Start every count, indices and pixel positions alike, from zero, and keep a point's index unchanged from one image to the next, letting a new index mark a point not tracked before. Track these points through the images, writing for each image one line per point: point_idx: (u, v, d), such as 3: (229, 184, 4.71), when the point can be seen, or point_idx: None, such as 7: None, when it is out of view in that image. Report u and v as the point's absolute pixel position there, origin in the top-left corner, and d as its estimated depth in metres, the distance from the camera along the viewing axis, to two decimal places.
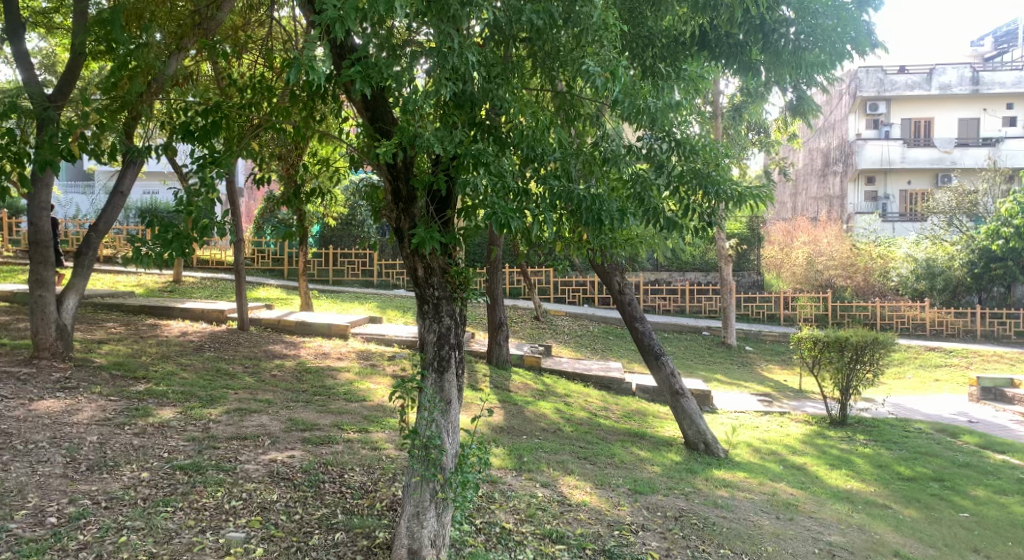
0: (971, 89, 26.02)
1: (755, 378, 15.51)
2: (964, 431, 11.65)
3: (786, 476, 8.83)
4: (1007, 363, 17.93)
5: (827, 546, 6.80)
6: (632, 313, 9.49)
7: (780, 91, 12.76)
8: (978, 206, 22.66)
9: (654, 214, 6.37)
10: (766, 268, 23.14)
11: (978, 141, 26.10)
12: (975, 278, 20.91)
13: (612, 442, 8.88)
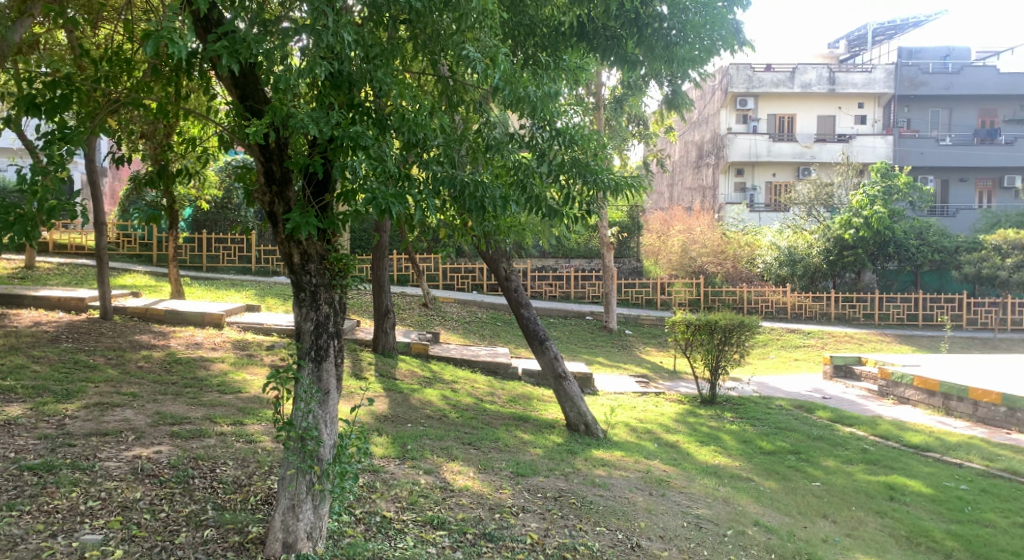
0: (827, 89, 26.92)
1: (635, 360, 15.65)
2: (819, 407, 12.02)
3: (660, 454, 8.83)
4: (857, 343, 18.85)
5: (695, 519, 6.75)
6: (518, 299, 9.26)
7: (656, 84, 12.75)
8: (834, 198, 23.60)
9: (536, 202, 6.33)
10: (645, 255, 23.49)
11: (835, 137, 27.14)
12: (830, 264, 21.56)
13: (496, 427, 8.65)
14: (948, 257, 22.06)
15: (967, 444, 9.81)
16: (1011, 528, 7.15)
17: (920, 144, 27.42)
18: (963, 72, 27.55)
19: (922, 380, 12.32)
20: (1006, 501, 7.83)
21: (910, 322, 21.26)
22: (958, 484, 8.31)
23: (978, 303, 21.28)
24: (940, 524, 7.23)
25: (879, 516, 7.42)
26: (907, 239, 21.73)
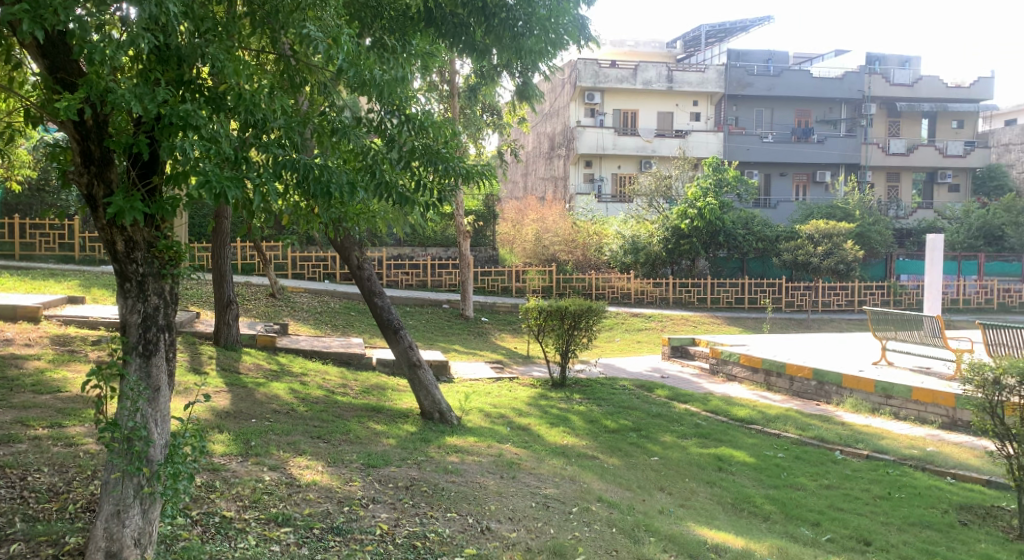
0: (666, 86, 27.95)
1: (489, 346, 15.70)
2: (658, 386, 12.45)
3: (511, 437, 8.89)
4: (694, 326, 19.70)
5: (543, 499, 6.82)
6: (371, 288, 9.07)
7: (508, 75, 12.84)
8: (672, 189, 24.66)
9: (386, 187, 6.18)
10: (500, 244, 23.62)
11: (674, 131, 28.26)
12: (669, 252, 22.37)
13: (347, 419, 8.45)
14: (770, 246, 23.36)
15: (786, 415, 10.41)
16: (819, 490, 7.65)
17: (746, 140, 28.79)
18: (782, 75, 29.18)
19: (746, 358, 13.01)
20: (816, 466, 8.36)
21: (737, 305, 22.37)
22: (777, 452, 8.82)
23: (796, 287, 22.55)
24: (759, 490, 7.65)
25: (708, 485, 7.76)
26: (735, 229, 22.95)
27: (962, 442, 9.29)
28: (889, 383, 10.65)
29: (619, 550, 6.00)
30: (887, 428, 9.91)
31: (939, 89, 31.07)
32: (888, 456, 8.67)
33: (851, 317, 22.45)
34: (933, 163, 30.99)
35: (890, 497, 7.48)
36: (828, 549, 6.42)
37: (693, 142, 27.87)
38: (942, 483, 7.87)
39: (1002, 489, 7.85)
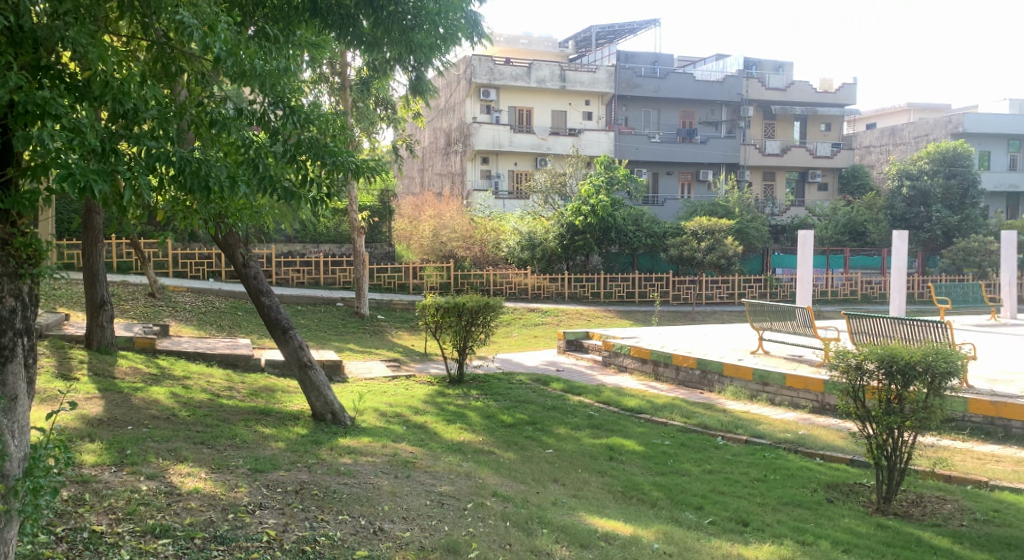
0: (559, 86, 28.22)
1: (386, 345, 15.47)
2: (553, 379, 12.53)
3: (407, 436, 8.75)
4: (589, 320, 19.97)
5: (438, 497, 6.72)
6: (258, 287, 8.76)
7: (401, 69, 12.68)
8: (567, 187, 24.97)
9: (270, 182, 6.07)
10: (395, 240, 23.41)
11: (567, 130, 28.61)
12: (565, 248, 22.62)
13: (233, 423, 8.14)
14: (658, 241, 23.92)
15: (672, 404, 10.63)
16: (702, 475, 7.82)
17: (636, 140, 29.36)
18: (668, 77, 29.99)
19: (636, 349, 13.24)
20: (700, 452, 8.55)
21: (628, 299, 22.75)
22: (664, 440, 8.97)
23: (682, 280, 23.25)
24: (647, 477, 7.77)
25: (599, 475, 7.83)
26: (626, 225, 23.38)
27: (828, 424, 9.78)
28: (765, 371, 11.08)
29: (511, 544, 5.97)
30: (763, 413, 10.28)
31: (809, 92, 32.62)
32: (765, 440, 8.97)
33: (731, 309, 23.22)
34: (804, 163, 32.23)
35: (766, 479, 7.70)
36: (711, 533, 6.56)
37: (585, 141, 28.32)
38: (812, 464, 8.18)
39: (864, 467, 8.23)
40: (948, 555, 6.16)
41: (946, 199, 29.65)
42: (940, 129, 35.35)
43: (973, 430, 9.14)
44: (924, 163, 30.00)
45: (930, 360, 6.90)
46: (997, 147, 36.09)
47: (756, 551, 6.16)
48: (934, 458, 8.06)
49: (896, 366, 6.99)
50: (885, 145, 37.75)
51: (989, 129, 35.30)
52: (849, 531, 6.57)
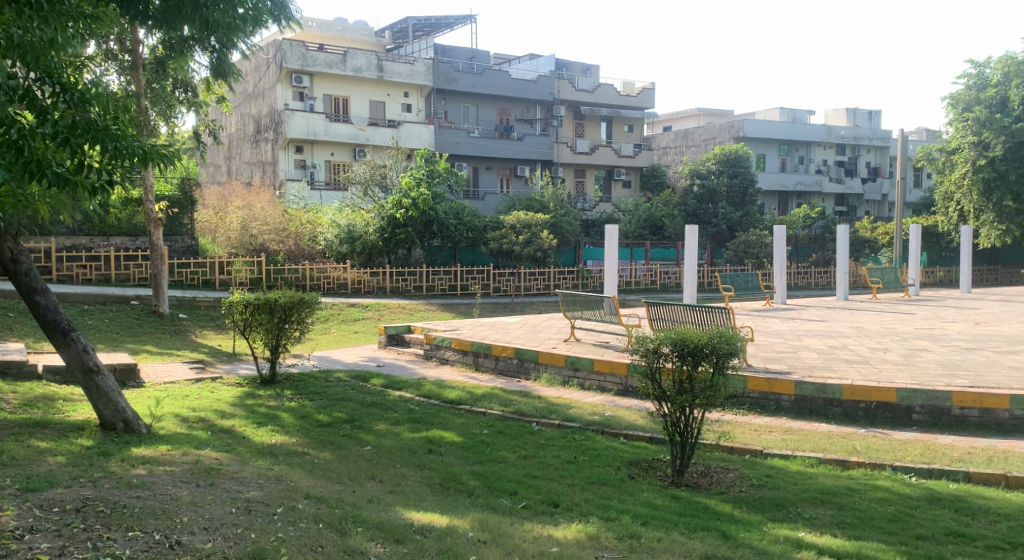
0: (376, 76, 27.73)
1: (188, 346, 14.55)
2: (373, 375, 12.17)
3: (211, 441, 8.19)
4: (409, 313, 19.74)
5: (244, 504, 6.29)
6: (31, 285, 7.94)
7: (200, 49, 11.95)
8: (387, 178, 24.48)
9: (38, 169, 5.73)
10: (200, 233, 22.37)
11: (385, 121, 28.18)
12: (386, 241, 22.18)
13: (2, 439, 7.32)
14: (479, 235, 24.25)
15: (490, 394, 10.58)
16: (517, 461, 7.78)
17: (455, 134, 29.37)
18: (485, 74, 30.20)
19: (457, 341, 13.03)
20: (515, 439, 8.51)
21: (450, 292, 22.56)
22: (481, 429, 8.88)
23: (501, 273, 23.33)
24: (464, 467, 7.63)
25: (417, 468, 7.62)
26: (448, 219, 23.31)
27: (631, 405, 10.14)
28: (576, 357, 11.35)
29: (322, 546, 5.70)
30: (574, 397, 10.48)
31: (614, 96, 34.03)
32: (575, 423, 9.07)
33: (549, 299, 23.47)
34: (609, 161, 33.58)
35: (575, 460, 7.76)
36: (523, 517, 6.52)
37: (406, 134, 27.96)
38: (616, 443, 8.35)
39: (662, 443, 8.50)
40: (730, 521, 6.47)
41: (730, 197, 31.81)
42: (724, 134, 37.75)
43: (751, 404, 9.66)
44: (711, 164, 32.10)
45: (714, 342, 7.23)
46: (770, 150, 38.97)
47: (565, 531, 6.21)
48: (719, 430, 8.44)
49: (686, 348, 7.25)
50: (679, 147, 39.87)
51: (764, 134, 38.00)
52: (647, 505, 6.74)
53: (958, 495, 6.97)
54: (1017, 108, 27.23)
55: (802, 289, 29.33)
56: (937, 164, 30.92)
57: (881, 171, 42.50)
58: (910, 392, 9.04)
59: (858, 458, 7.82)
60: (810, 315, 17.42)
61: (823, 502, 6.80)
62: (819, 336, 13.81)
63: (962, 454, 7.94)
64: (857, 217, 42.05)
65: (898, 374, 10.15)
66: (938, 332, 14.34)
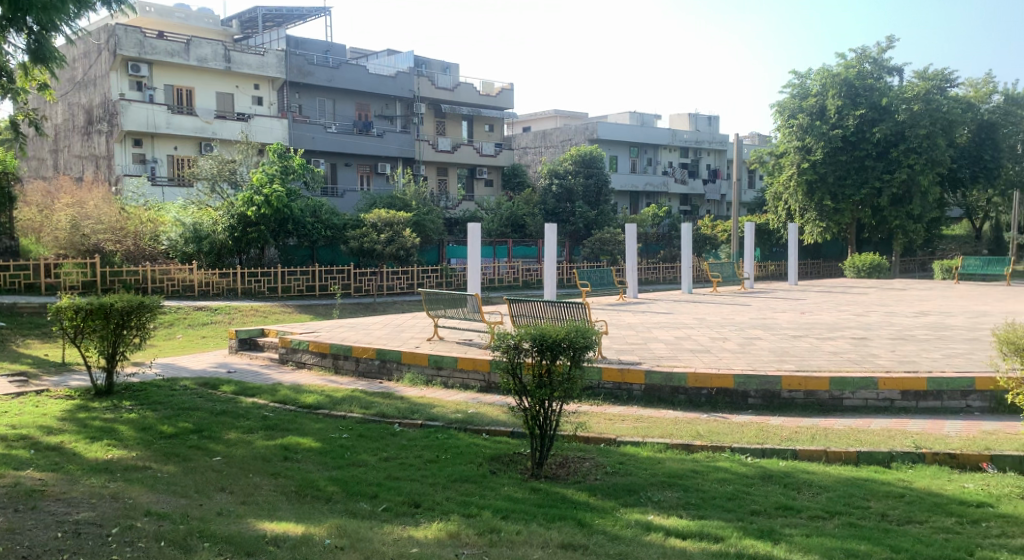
0: (224, 67, 26.44)
1: (10, 357, 13.25)
2: (223, 381, 11.38)
3: (34, 460, 7.36)
4: (262, 316, 18.85)
5: (73, 526, 5.76)
6: None
7: (15, 32, 10.84)
8: (237, 174, 23.42)
9: None
10: (22, 232, 20.60)
11: (235, 114, 26.95)
12: (235, 240, 21.19)
13: None
14: (338, 234, 23.58)
15: (350, 397, 10.06)
16: (378, 463, 7.32)
17: (310, 129, 28.39)
18: (341, 68, 29.38)
19: (316, 344, 12.39)
20: (376, 441, 8.04)
21: (307, 293, 21.67)
22: (340, 433, 8.36)
23: (362, 272, 22.59)
24: (322, 473, 7.10)
25: (271, 477, 7.03)
26: (303, 217, 22.52)
27: (493, 401, 9.91)
28: (438, 355, 11.01)
29: None
30: (437, 396, 10.14)
31: (473, 95, 33.90)
32: (438, 422, 8.70)
33: (412, 298, 22.91)
34: (472, 160, 33.49)
35: (437, 459, 7.39)
36: (382, 520, 6.11)
37: (258, 127, 26.90)
38: (478, 440, 8.05)
39: (524, 437, 8.26)
40: (586, 509, 6.30)
41: (586, 197, 32.28)
42: (580, 135, 38.25)
43: (606, 395, 9.59)
44: (568, 164, 32.47)
45: (572, 336, 7.04)
46: (622, 152, 39.84)
47: (426, 531, 5.88)
48: (575, 421, 8.27)
49: (545, 343, 7.04)
50: (538, 148, 40.04)
51: (616, 135, 38.78)
52: (508, 499, 6.47)
53: (787, 471, 7.10)
54: (834, 117, 28.46)
55: (651, 284, 30.22)
56: (768, 167, 32.18)
57: (720, 173, 44.60)
58: (746, 377, 9.22)
59: (701, 441, 7.84)
60: (657, 308, 17.84)
61: (671, 485, 6.73)
62: (666, 327, 14.06)
63: (791, 433, 8.12)
64: (699, 216, 43.80)
65: (737, 361, 10.38)
66: (771, 321, 14.94)
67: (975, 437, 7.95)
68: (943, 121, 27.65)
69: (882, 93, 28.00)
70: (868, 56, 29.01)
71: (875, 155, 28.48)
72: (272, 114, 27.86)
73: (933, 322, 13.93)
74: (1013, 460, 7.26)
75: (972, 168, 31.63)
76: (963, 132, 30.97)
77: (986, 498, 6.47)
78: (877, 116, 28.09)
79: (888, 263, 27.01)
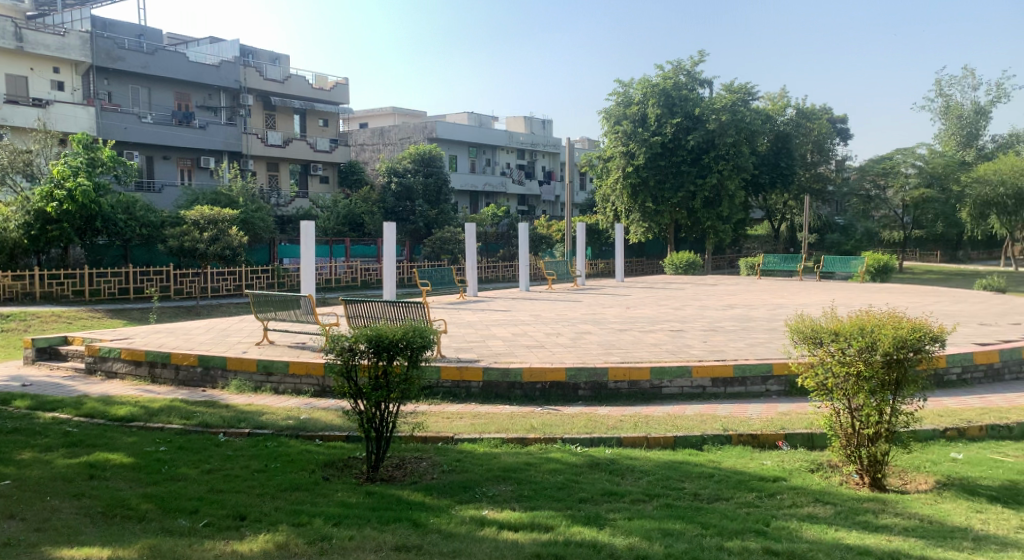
0: (14, 45, 24.31)
1: None
2: (18, 396, 10.47)
3: None
4: (65, 322, 17.60)
5: None
6: None
7: None
8: (33, 166, 21.73)
9: None
10: None
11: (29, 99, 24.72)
12: (31, 240, 19.67)
13: None
14: (156, 232, 22.43)
15: (168, 407, 9.52)
16: (199, 476, 6.95)
17: (123, 119, 26.74)
18: (157, 54, 28.06)
19: (129, 352, 11.56)
20: (198, 453, 7.63)
21: (121, 296, 20.55)
22: (157, 446, 7.88)
23: (184, 273, 21.59)
24: (135, 490, 6.65)
25: (74, 499, 6.51)
26: (115, 213, 21.26)
27: (327, 406, 9.71)
28: (268, 360, 10.63)
29: None
30: (266, 403, 9.81)
31: (306, 88, 33.22)
32: (267, 430, 8.40)
33: (239, 300, 22.17)
34: (305, 155, 32.75)
35: (266, 468, 7.12)
36: (203, 537, 5.83)
37: (59, 114, 24.90)
38: (311, 446, 7.83)
39: (359, 441, 8.11)
40: (421, 508, 6.28)
41: (425, 196, 32.22)
42: (418, 134, 38.06)
43: (445, 394, 9.55)
44: (407, 163, 32.30)
45: (409, 337, 7.02)
46: (461, 151, 39.95)
47: (251, 544, 5.68)
48: (411, 421, 8.20)
49: (381, 344, 6.96)
50: (376, 145, 39.41)
51: (455, 135, 38.89)
52: (341, 504, 6.34)
53: (613, 458, 7.36)
54: (653, 125, 29.76)
55: (490, 282, 30.60)
56: (596, 169, 33.26)
57: (554, 175, 45.98)
58: (577, 369, 9.50)
59: (534, 434, 7.98)
60: (493, 306, 18.06)
61: (505, 479, 6.83)
62: (500, 325, 14.23)
63: (616, 422, 8.43)
64: (535, 216, 44.75)
65: (568, 355, 10.65)
66: (600, 316, 15.45)
67: (773, 419, 8.54)
68: (745, 131, 29.70)
69: (696, 103, 29.77)
70: (682, 68, 30.56)
71: (690, 161, 30.11)
72: (76, 100, 25.95)
73: (739, 314, 14.89)
74: (802, 436, 7.87)
75: (771, 174, 34.02)
76: (763, 142, 33.19)
77: (781, 472, 6.96)
78: (690, 124, 29.77)
79: (701, 261, 28.57)
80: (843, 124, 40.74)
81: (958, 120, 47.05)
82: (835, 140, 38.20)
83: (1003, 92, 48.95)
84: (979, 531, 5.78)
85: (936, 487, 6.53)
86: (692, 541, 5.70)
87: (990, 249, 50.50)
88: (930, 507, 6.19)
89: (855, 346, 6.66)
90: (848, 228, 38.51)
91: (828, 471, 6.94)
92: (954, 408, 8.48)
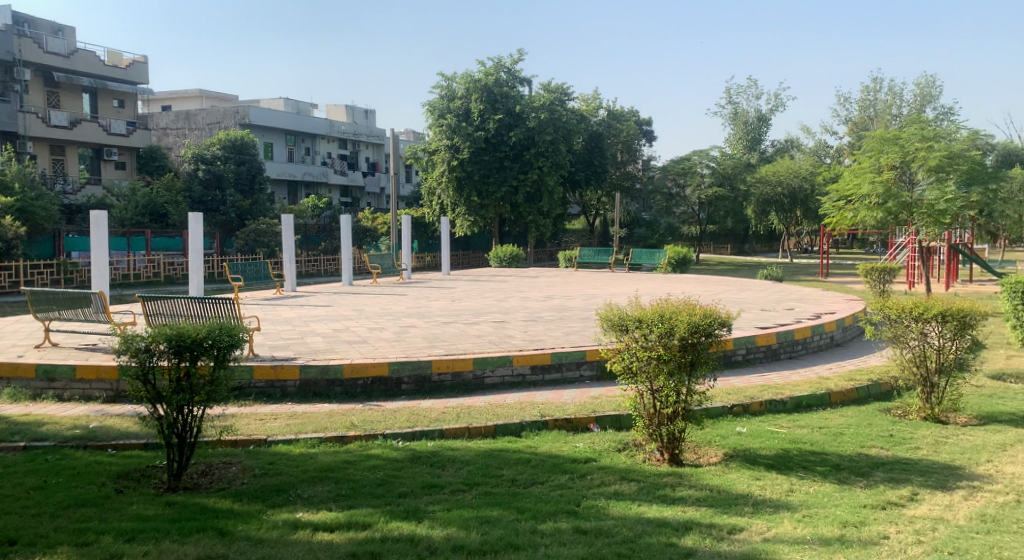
0: None
1: None
2: None
3: None
4: None
5: None
6: None
7: None
8: None
9: None
10: None
11: None
12: None
13: None
14: None
15: None
16: None
17: None
18: None
19: None
20: None
21: None
22: None
23: None
24: None
25: None
26: None
27: (121, 412, 9.31)
28: (50, 366, 10.00)
29: None
30: (46, 412, 9.25)
31: (94, 64, 31.35)
32: (47, 442, 7.92)
33: (12, 298, 20.83)
34: (97, 138, 31.00)
35: (45, 485, 6.75)
36: None
37: None
38: (102, 457, 7.48)
39: (158, 449, 7.84)
40: (230, 516, 6.20)
41: (237, 184, 31.20)
42: (229, 119, 36.47)
43: (257, 395, 9.39)
44: (217, 149, 31.07)
45: (215, 336, 6.88)
46: (278, 139, 38.65)
47: None
48: (221, 424, 8.02)
49: (183, 344, 6.75)
50: (181, 129, 37.43)
51: (268, 121, 37.47)
52: (135, 518, 6.15)
53: (434, 450, 7.54)
54: (476, 120, 30.15)
55: (311, 275, 30.16)
56: (422, 163, 33.32)
57: (378, 166, 45.99)
58: (399, 364, 9.60)
59: (354, 431, 8.03)
60: (312, 300, 17.80)
61: (322, 479, 6.85)
62: (320, 320, 14.07)
63: (438, 414, 8.62)
64: (360, 208, 44.50)
65: (390, 350, 10.73)
66: (421, 309, 15.61)
67: (585, 402, 9.02)
68: (562, 130, 31.21)
69: (517, 101, 30.72)
70: (503, 66, 31.23)
71: (511, 156, 31.17)
72: None
73: (556, 304, 15.49)
74: (611, 418, 8.36)
75: (585, 171, 35.13)
76: (578, 141, 34.35)
77: (591, 454, 7.39)
78: (511, 121, 30.56)
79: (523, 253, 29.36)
80: (648, 126, 43.01)
81: (744, 125, 50.60)
82: (641, 141, 40.30)
83: (781, 101, 53.54)
84: (757, 496, 6.41)
85: (723, 460, 7.16)
86: (508, 527, 5.97)
87: (768, 243, 55.09)
88: (718, 478, 6.78)
89: (656, 331, 7.14)
90: (652, 223, 40.64)
91: (633, 450, 7.45)
92: (740, 385, 9.30)
